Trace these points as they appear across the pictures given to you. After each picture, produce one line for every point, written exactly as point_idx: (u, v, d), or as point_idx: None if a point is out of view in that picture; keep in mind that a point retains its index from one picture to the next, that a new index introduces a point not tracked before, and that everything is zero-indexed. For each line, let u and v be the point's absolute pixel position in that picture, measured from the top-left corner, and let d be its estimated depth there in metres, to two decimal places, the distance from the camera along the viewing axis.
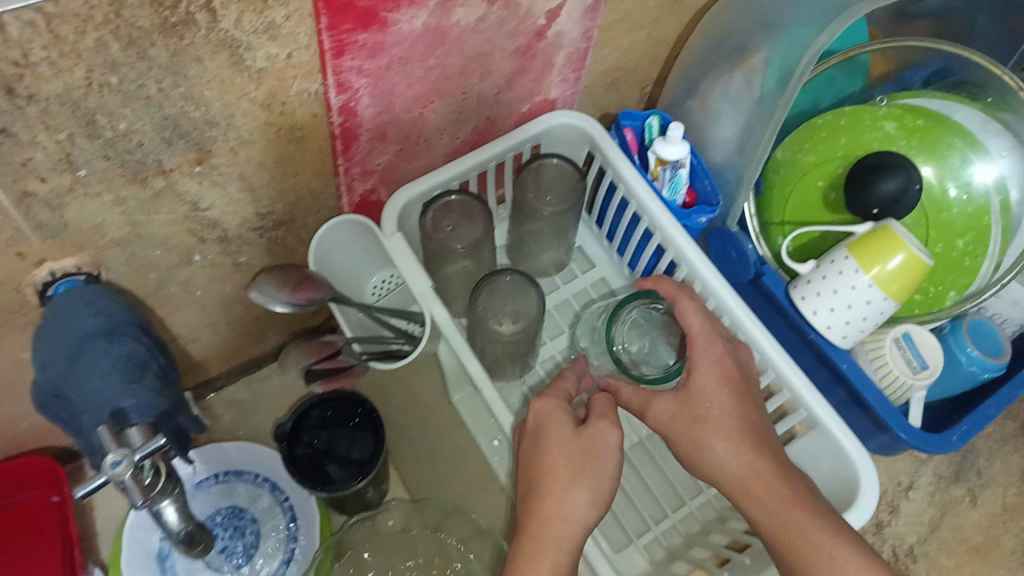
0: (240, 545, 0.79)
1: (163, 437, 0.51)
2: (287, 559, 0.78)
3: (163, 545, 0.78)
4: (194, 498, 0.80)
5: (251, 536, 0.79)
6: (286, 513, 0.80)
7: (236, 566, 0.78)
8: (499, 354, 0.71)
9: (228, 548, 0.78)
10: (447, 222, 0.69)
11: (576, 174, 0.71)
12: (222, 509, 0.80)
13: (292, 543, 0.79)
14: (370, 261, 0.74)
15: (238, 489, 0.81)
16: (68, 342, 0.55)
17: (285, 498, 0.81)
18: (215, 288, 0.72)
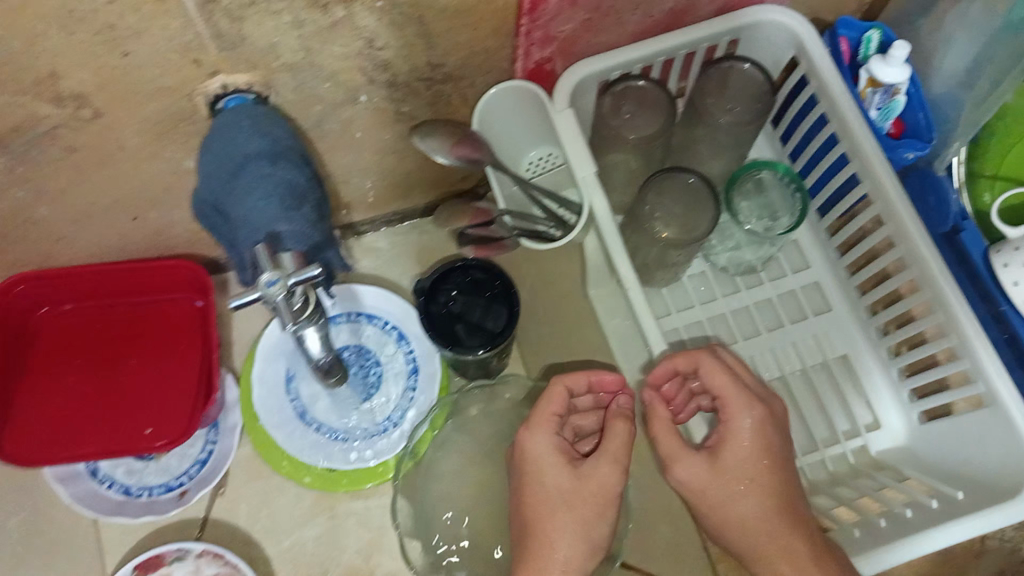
0: (363, 384, 0.81)
1: (319, 266, 0.50)
2: (404, 408, 0.80)
3: (291, 369, 0.79)
4: (325, 330, 0.81)
5: (374, 379, 0.81)
6: (408, 365, 0.82)
7: (356, 403, 0.80)
8: (650, 258, 0.67)
9: (352, 384, 0.80)
10: (627, 108, 0.64)
11: (766, 85, 0.65)
12: (350, 347, 0.81)
13: (411, 395, 0.81)
14: (530, 132, 0.70)
15: (367, 332, 0.82)
16: (231, 158, 0.55)
17: (410, 351, 0.82)
18: (375, 132, 0.70)
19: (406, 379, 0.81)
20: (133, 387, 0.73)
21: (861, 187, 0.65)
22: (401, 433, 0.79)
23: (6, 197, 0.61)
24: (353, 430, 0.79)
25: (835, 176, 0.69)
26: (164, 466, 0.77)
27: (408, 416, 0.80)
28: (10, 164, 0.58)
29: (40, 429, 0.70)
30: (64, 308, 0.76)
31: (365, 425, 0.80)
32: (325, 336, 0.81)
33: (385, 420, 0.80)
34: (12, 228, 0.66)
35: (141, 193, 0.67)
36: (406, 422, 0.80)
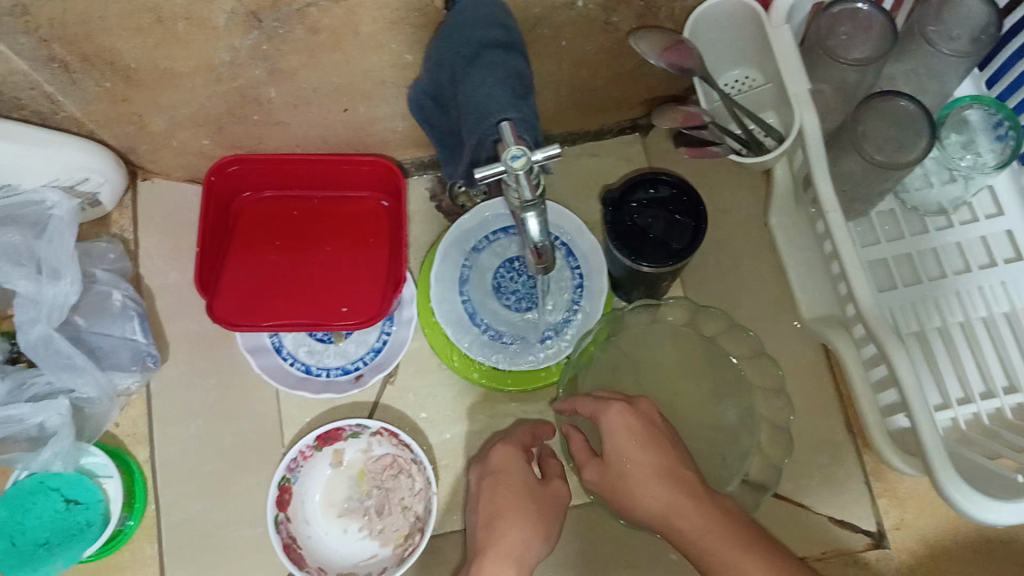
0: (529, 293, 0.84)
1: (558, 146, 0.51)
2: (567, 319, 0.83)
3: (463, 271, 0.84)
4: (498, 239, 0.85)
5: (539, 289, 0.84)
6: (574, 280, 0.84)
7: (521, 310, 0.84)
8: (858, 186, 0.67)
9: (517, 292, 0.84)
10: (843, 31, 0.65)
11: (989, 17, 0.61)
12: (519, 257, 0.85)
13: (574, 308, 0.83)
14: (736, 51, 0.71)
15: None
16: (468, 45, 0.58)
17: (577, 267, 0.84)
18: (579, 42, 0.71)
19: (570, 293, 0.84)
20: (327, 269, 0.78)
21: None
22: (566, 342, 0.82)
23: (244, 75, 0.66)
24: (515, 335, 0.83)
25: None
26: (343, 350, 0.82)
27: (568, 329, 0.83)
28: (257, 41, 0.62)
29: (244, 299, 0.75)
30: (262, 196, 0.81)
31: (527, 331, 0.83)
32: (497, 245, 0.85)
33: (547, 329, 0.83)
34: (239, 108, 0.71)
35: (357, 84, 0.70)
36: (567, 333, 0.83)
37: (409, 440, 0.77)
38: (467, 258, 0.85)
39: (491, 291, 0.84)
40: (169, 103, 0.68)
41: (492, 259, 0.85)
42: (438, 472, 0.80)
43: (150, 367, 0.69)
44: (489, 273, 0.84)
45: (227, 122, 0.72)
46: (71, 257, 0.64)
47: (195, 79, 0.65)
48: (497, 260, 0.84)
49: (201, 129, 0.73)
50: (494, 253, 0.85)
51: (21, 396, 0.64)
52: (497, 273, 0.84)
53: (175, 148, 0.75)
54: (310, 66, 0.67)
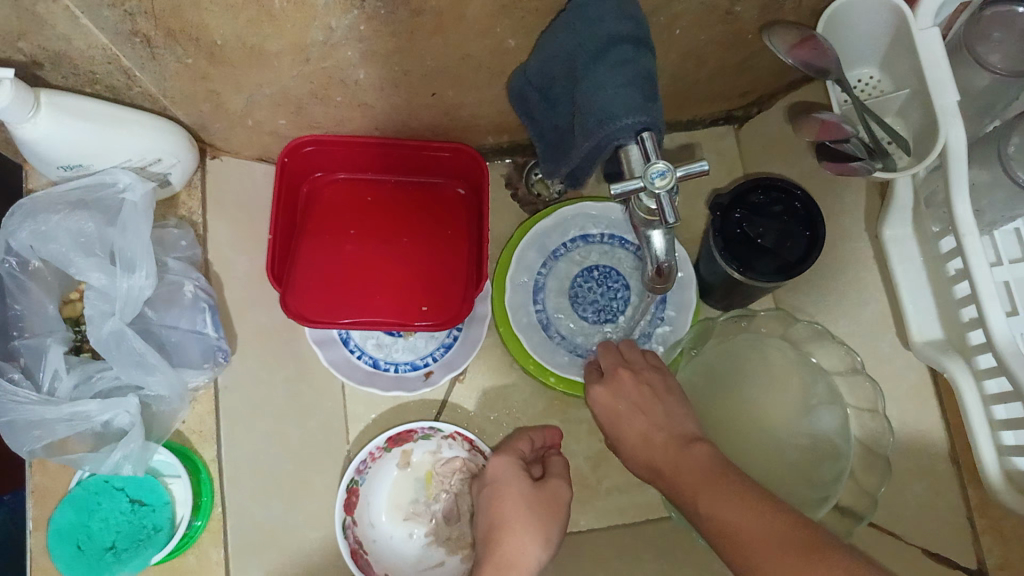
0: (610, 305, 0.81)
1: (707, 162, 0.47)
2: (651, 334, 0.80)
3: (538, 279, 0.80)
4: (576, 248, 0.81)
5: (621, 301, 0.81)
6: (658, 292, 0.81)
7: (602, 321, 0.80)
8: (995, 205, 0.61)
9: (597, 303, 0.81)
10: (996, 36, 0.59)
11: None
12: (599, 267, 0.81)
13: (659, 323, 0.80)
14: (865, 50, 0.65)
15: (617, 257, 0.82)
16: (592, 40, 0.53)
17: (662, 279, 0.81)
18: (693, 33, 0.65)
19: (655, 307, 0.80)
20: (407, 261, 0.74)
21: None
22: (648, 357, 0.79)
23: (335, 55, 0.61)
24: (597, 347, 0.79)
25: None
26: (412, 345, 0.79)
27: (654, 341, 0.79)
28: (355, 21, 0.57)
29: (320, 289, 0.72)
30: (337, 179, 0.78)
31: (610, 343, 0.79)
32: (574, 253, 0.81)
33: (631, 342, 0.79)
34: (323, 88, 0.66)
35: (451, 68, 0.65)
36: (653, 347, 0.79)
37: (419, 424, 0.73)
38: (544, 263, 0.81)
39: (570, 301, 0.80)
40: (251, 81, 0.63)
41: (567, 268, 0.81)
42: None
43: (221, 363, 0.65)
44: (567, 282, 0.81)
45: (308, 102, 0.67)
46: (146, 246, 0.60)
47: (282, 58, 0.60)
48: (576, 268, 0.81)
49: (280, 108, 0.68)
50: (572, 261, 0.81)
51: (88, 390, 0.62)
52: (575, 281, 0.81)
53: (249, 127, 0.70)
54: (406, 49, 0.61)
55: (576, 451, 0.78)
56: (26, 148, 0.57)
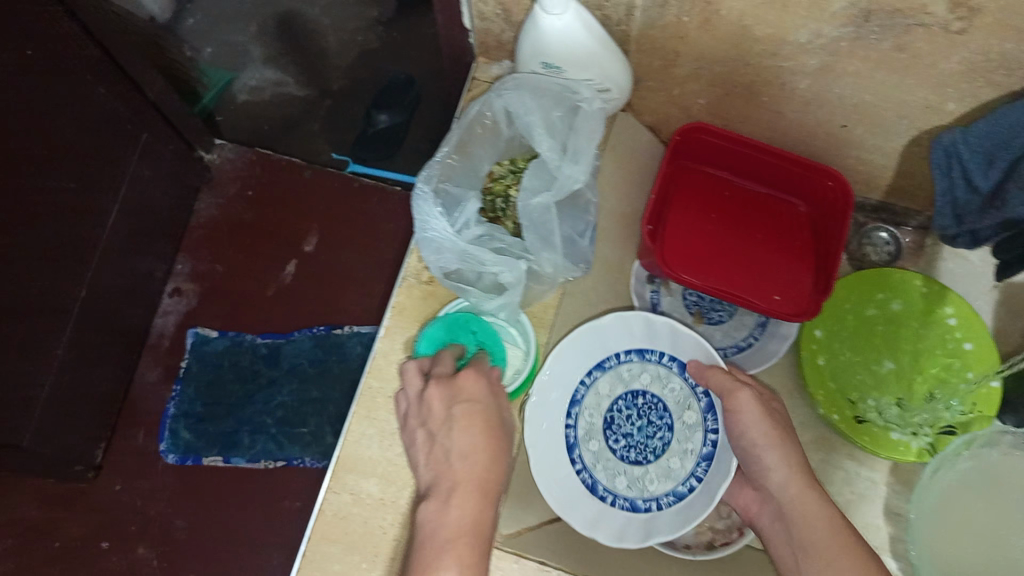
0: (644, 442, 0.80)
1: None
2: (676, 489, 0.77)
3: (580, 392, 0.80)
4: (632, 361, 0.80)
5: (658, 443, 0.80)
6: (702, 449, 0.78)
7: (629, 462, 0.79)
8: None
9: (635, 439, 0.80)
10: None
11: None
12: (647, 394, 0.81)
13: (690, 482, 0.77)
14: None
15: (672, 384, 0.81)
16: None
17: (711, 431, 0.78)
18: None
19: (694, 463, 0.78)
20: (761, 255, 0.81)
21: None
22: (671, 521, 0.75)
23: (796, 59, 0.70)
24: (617, 490, 0.78)
25: None
26: (708, 334, 0.87)
27: (671, 500, 0.77)
28: (842, 36, 0.65)
29: (684, 255, 0.79)
30: (706, 170, 0.85)
31: (627, 491, 0.78)
32: (626, 369, 0.81)
33: (646, 496, 0.77)
34: (760, 83, 0.74)
35: (879, 108, 0.73)
36: (670, 506, 0.77)
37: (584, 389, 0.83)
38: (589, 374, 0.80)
39: (601, 432, 0.80)
40: (711, 55, 0.73)
41: (610, 385, 0.80)
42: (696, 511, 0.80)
43: (582, 269, 0.75)
44: (606, 408, 0.80)
45: (739, 90, 0.76)
46: (590, 147, 0.70)
47: (755, 45, 0.69)
48: (634, 387, 0.81)
49: (711, 87, 0.77)
50: (619, 377, 0.81)
51: (486, 244, 0.71)
52: (627, 406, 0.80)
53: (671, 96, 0.81)
54: (859, 76, 0.69)
55: None
56: (534, 39, 0.69)
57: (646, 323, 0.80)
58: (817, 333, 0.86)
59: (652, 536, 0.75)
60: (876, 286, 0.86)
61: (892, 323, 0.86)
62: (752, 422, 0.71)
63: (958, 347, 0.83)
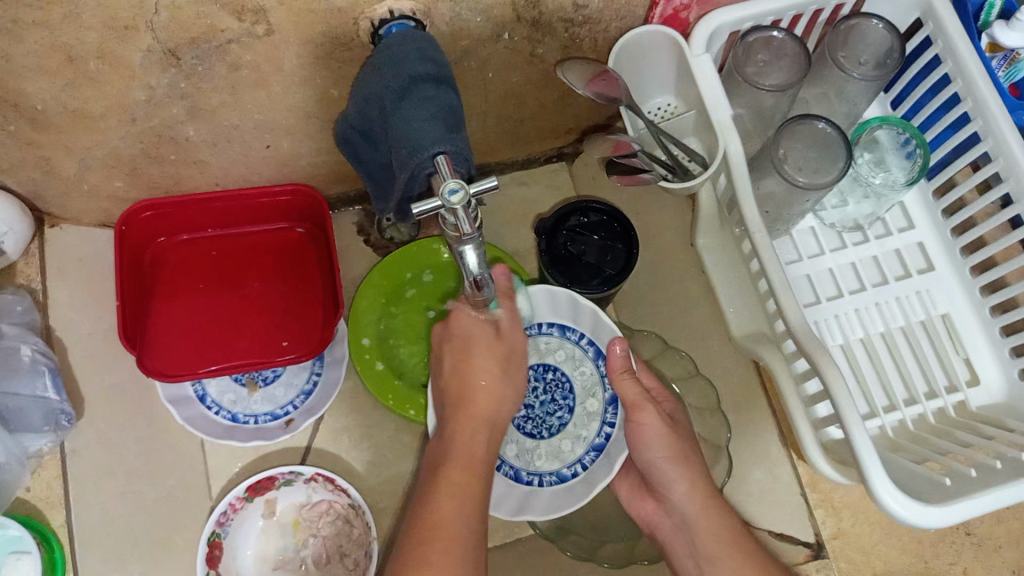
0: (542, 418, 0.73)
1: (495, 180, 0.50)
2: (560, 472, 0.70)
3: None
4: (552, 337, 0.74)
5: (555, 421, 0.73)
6: (596, 438, 0.71)
7: (523, 433, 0.72)
8: (780, 205, 0.70)
9: (549, 408, 0.73)
10: (759, 58, 0.68)
11: (895, 42, 0.67)
12: (556, 369, 0.74)
13: (575, 466, 0.71)
14: (659, 77, 0.72)
15: (585, 370, 0.74)
16: (398, 81, 0.57)
17: (609, 424, 0.71)
18: (504, 74, 0.71)
19: (583, 451, 0.71)
20: (261, 304, 0.76)
21: (971, 127, 0.64)
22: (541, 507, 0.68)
23: (161, 113, 0.63)
24: (503, 457, 0.71)
25: (944, 121, 0.69)
26: (270, 395, 0.79)
27: (553, 481, 0.70)
28: (175, 78, 0.59)
29: (175, 348, 0.72)
30: (180, 239, 0.78)
31: (514, 459, 0.71)
32: (543, 341, 0.75)
33: (532, 470, 0.71)
34: (156, 148, 0.68)
35: (284, 120, 0.68)
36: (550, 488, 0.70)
37: (279, 470, 0.74)
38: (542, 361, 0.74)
39: None
40: (79, 144, 0.64)
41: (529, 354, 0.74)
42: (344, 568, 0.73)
43: (64, 425, 0.66)
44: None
45: (143, 162, 0.69)
46: None
47: (108, 119, 0.62)
48: (547, 361, 0.74)
49: (114, 169, 0.69)
50: (535, 347, 0.74)
51: None
52: (547, 374, 0.74)
53: (86, 193, 0.71)
54: (231, 103, 0.64)
55: None
56: None
57: (561, 298, 0.72)
58: (366, 341, 0.80)
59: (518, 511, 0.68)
60: (405, 265, 0.83)
61: (431, 294, 0.84)
62: (658, 435, 0.64)
63: None
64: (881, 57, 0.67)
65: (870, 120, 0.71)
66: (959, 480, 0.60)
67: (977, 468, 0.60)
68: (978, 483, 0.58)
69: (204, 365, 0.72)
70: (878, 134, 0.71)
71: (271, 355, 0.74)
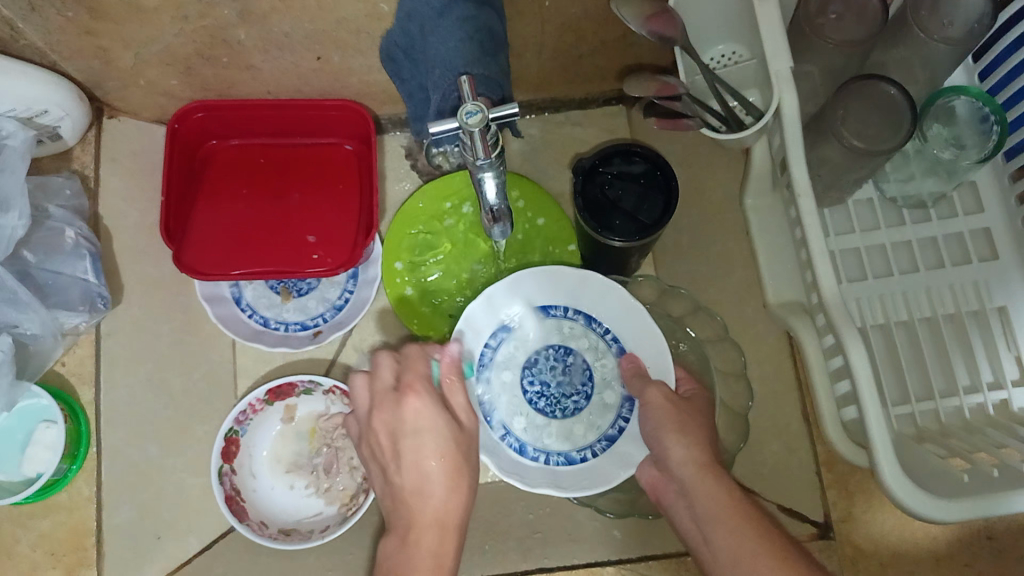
0: (558, 399, 0.71)
1: (516, 107, 0.50)
2: (569, 454, 0.69)
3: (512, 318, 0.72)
4: (571, 321, 0.73)
5: (569, 404, 0.71)
6: (609, 430, 0.70)
7: (535, 409, 0.71)
8: (835, 170, 0.66)
9: (562, 392, 0.72)
10: (833, 10, 0.64)
11: (988, 6, 0.60)
12: (578, 356, 0.72)
13: (586, 452, 0.69)
14: (723, 23, 0.68)
15: (607, 363, 0.72)
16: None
17: (623, 418, 0.70)
18: (562, 5, 0.68)
19: (594, 438, 0.69)
20: (300, 215, 0.77)
21: None
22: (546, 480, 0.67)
23: (213, 14, 0.63)
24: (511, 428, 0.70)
25: None
26: (303, 306, 0.81)
27: (561, 461, 0.68)
28: None
29: (214, 247, 0.74)
30: (230, 143, 0.80)
31: (524, 434, 0.70)
32: (568, 325, 0.73)
33: (541, 446, 0.69)
34: (209, 49, 0.68)
35: (334, 34, 0.67)
36: (557, 465, 0.68)
37: (300, 377, 0.74)
38: (560, 344, 0.73)
39: (520, 365, 0.72)
40: (136, 37, 0.65)
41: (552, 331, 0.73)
42: (347, 480, 0.75)
43: (99, 308, 0.69)
44: (534, 346, 0.72)
45: (197, 62, 0.70)
46: (21, 189, 0.65)
47: (162, 14, 0.62)
48: (562, 343, 0.73)
49: (169, 66, 0.70)
50: (558, 330, 0.73)
51: None
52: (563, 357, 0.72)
53: (143, 87, 0.72)
54: (282, 10, 0.63)
55: None
56: None
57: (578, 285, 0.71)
58: (399, 265, 0.81)
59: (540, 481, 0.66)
60: (444, 194, 0.83)
61: (470, 226, 0.83)
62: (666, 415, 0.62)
63: (532, 225, 0.82)
64: (972, 19, 0.61)
65: (946, 89, 0.65)
66: (981, 479, 0.57)
67: (1001, 469, 0.57)
68: (999, 485, 0.55)
69: (238, 267, 0.74)
70: (956, 105, 0.65)
71: (303, 266, 0.75)
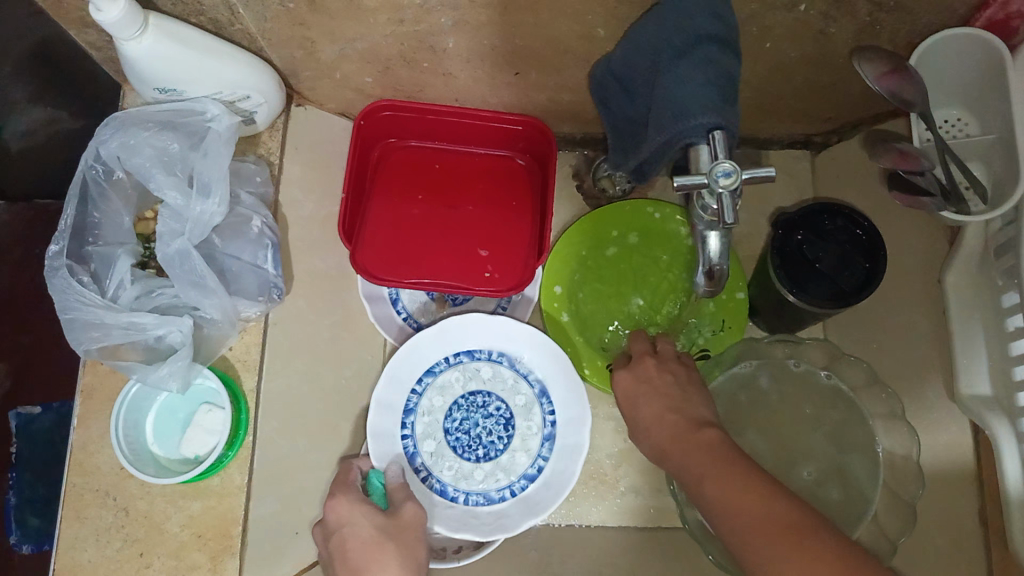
0: (481, 438, 0.76)
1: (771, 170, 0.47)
2: (526, 472, 0.74)
3: (410, 402, 0.75)
4: (429, 392, 0.76)
5: (497, 421, 0.76)
6: (545, 425, 0.76)
7: (485, 458, 0.75)
8: None
9: (477, 431, 0.76)
10: None
11: None
12: (466, 395, 0.76)
13: (539, 461, 0.75)
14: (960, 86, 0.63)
15: (482, 369, 0.77)
16: (683, 36, 0.53)
17: (542, 457, 0.75)
18: (782, 48, 0.64)
19: (539, 442, 0.75)
20: (471, 229, 0.76)
21: None
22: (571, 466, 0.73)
23: (428, 20, 0.61)
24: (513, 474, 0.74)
25: None
26: (458, 315, 0.79)
27: (480, 501, 0.74)
28: None
29: (385, 250, 0.74)
30: (407, 145, 0.79)
31: (446, 476, 0.74)
32: (428, 401, 0.76)
33: (461, 487, 0.74)
34: (411, 51, 0.67)
35: (540, 52, 0.65)
36: (477, 506, 0.74)
37: None
38: (448, 412, 0.76)
39: (441, 434, 0.75)
40: (345, 34, 0.64)
41: (429, 408, 0.75)
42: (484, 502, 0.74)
43: (274, 298, 0.70)
44: (442, 411, 0.76)
45: (396, 62, 0.68)
46: (222, 174, 0.65)
47: (377, 16, 0.61)
48: (475, 386, 0.77)
49: (368, 63, 0.69)
50: (439, 389, 0.76)
51: (147, 304, 0.65)
52: (480, 403, 0.76)
53: (336, 80, 0.72)
54: (498, 24, 0.61)
55: (600, 447, 0.79)
56: (131, 65, 0.61)
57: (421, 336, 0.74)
58: (558, 289, 0.79)
59: (463, 528, 0.72)
60: (615, 222, 0.81)
61: (633, 258, 0.81)
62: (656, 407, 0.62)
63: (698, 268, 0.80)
64: None
65: None
66: None
67: None
68: None
69: (408, 275, 0.73)
70: None
71: (472, 282, 0.74)
